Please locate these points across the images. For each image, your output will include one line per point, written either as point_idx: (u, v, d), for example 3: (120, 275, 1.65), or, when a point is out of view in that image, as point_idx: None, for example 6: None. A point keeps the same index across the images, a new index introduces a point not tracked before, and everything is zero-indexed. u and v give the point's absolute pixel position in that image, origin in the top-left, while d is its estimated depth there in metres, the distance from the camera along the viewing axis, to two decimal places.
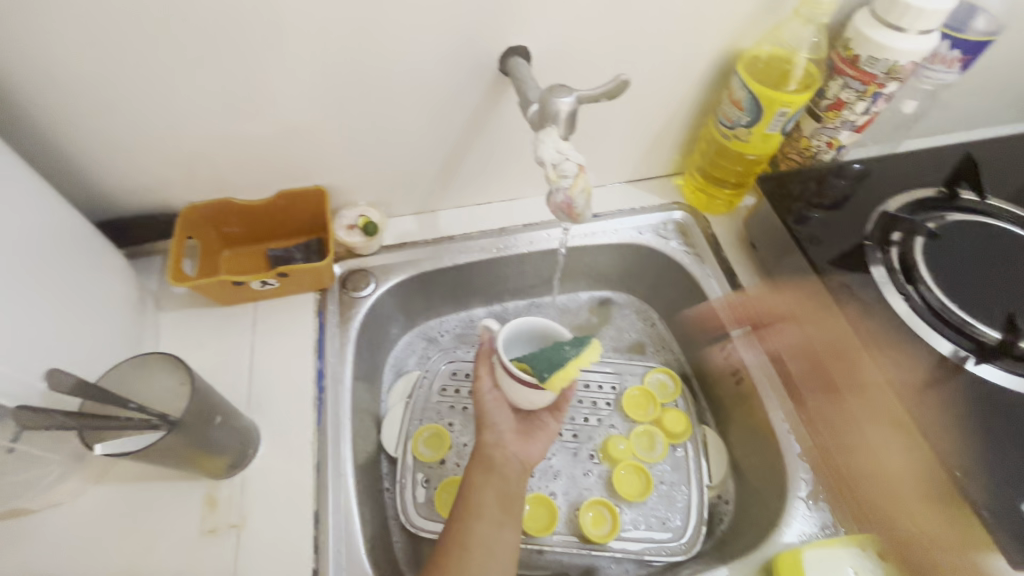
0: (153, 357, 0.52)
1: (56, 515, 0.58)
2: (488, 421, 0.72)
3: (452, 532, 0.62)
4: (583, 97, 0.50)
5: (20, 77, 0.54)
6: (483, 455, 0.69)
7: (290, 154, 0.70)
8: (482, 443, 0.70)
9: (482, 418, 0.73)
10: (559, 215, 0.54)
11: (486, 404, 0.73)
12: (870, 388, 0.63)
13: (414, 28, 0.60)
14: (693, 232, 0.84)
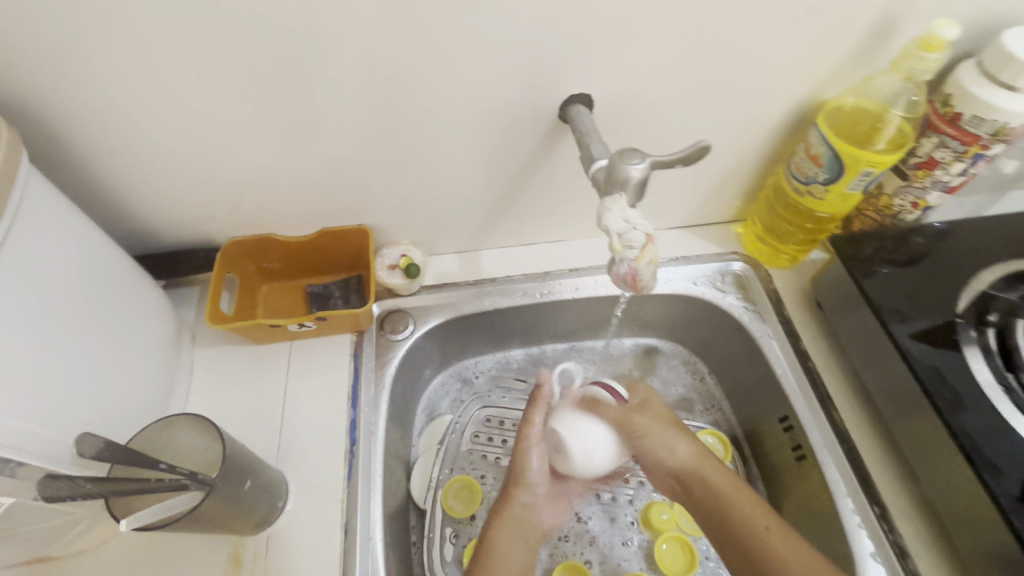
0: (180, 416, 0.51)
1: (83, 562, 0.56)
2: (526, 476, 0.66)
3: None
4: (656, 162, 0.45)
5: (76, 116, 0.53)
6: (510, 514, 0.64)
7: (336, 192, 0.68)
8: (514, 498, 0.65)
9: (518, 471, 0.66)
10: (620, 285, 0.49)
11: (530, 456, 0.66)
12: (950, 482, 0.57)
13: (474, 73, 0.57)
14: (753, 286, 0.78)
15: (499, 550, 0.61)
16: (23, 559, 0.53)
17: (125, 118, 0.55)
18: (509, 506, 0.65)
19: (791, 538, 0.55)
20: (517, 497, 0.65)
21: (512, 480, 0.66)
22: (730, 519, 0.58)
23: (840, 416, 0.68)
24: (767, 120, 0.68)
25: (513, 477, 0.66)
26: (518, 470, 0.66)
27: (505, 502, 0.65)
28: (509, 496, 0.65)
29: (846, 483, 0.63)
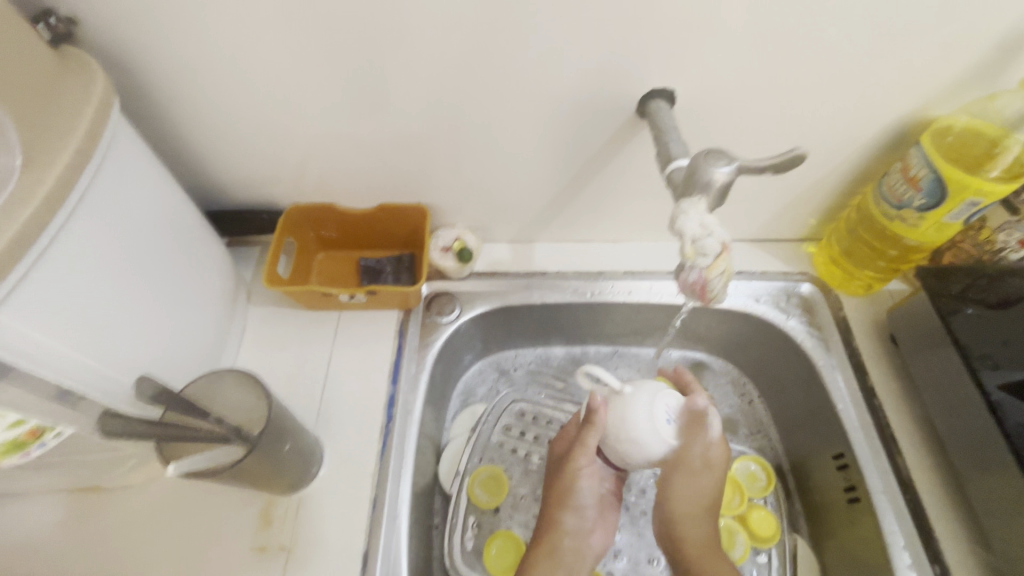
0: (230, 374, 0.52)
1: (125, 497, 0.58)
2: (574, 499, 0.65)
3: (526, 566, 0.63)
4: (743, 167, 0.42)
5: (168, 70, 0.55)
6: (553, 545, 0.64)
7: (400, 168, 0.68)
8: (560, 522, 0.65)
9: (564, 492, 0.65)
10: (687, 295, 0.46)
11: (577, 479, 0.65)
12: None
13: (554, 57, 0.55)
14: (819, 311, 0.73)
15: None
16: (79, 483, 0.57)
17: (212, 75, 0.55)
18: (560, 520, 0.65)
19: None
20: (565, 524, 0.65)
21: (556, 501, 0.66)
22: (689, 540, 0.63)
23: (906, 462, 0.63)
24: (864, 134, 0.63)
25: (562, 493, 0.65)
26: (567, 493, 0.65)
27: (551, 530, 0.65)
28: (556, 525, 0.65)
29: (904, 536, 0.59)
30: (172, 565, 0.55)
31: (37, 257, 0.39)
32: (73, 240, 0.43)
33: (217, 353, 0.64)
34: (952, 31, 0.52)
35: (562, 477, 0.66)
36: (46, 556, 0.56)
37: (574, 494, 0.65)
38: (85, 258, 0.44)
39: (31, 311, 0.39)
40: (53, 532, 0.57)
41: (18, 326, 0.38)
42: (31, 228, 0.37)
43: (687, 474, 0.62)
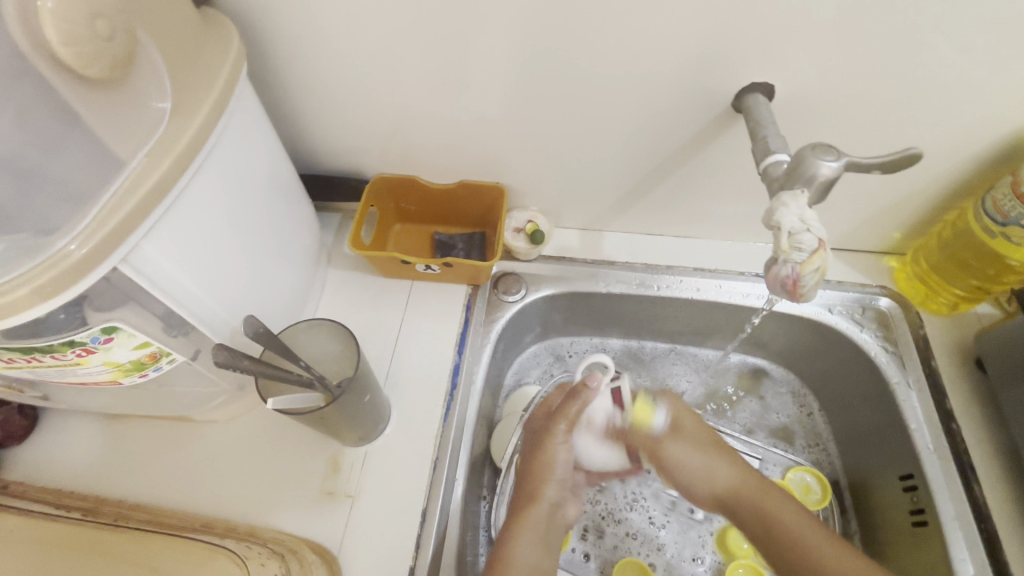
0: (316, 324, 0.56)
1: (207, 433, 0.63)
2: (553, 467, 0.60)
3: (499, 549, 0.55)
4: (852, 163, 0.42)
5: (284, 39, 0.58)
6: (535, 514, 0.58)
7: (483, 148, 0.70)
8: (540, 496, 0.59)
9: (540, 458, 0.60)
10: (777, 290, 0.46)
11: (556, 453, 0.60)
12: None
13: (656, 47, 0.55)
14: (898, 327, 0.71)
15: (514, 552, 0.55)
16: (170, 414, 0.62)
17: (322, 45, 0.59)
18: (540, 489, 0.59)
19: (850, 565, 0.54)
20: (544, 495, 0.59)
21: (531, 467, 0.60)
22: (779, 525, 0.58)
23: (982, 490, 0.60)
24: (969, 146, 0.60)
25: (540, 462, 0.59)
26: (540, 467, 0.59)
27: (530, 495, 0.59)
28: (535, 493, 0.59)
29: (974, 565, 0.57)
30: (248, 498, 0.59)
31: (173, 201, 0.42)
32: (202, 185, 0.46)
33: (301, 309, 0.68)
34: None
35: (539, 444, 0.60)
36: (135, 476, 0.60)
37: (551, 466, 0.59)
38: (209, 202, 0.47)
39: (168, 244, 0.43)
40: (142, 455, 0.61)
41: (156, 257, 0.42)
42: (172, 172, 0.41)
43: (709, 442, 0.64)
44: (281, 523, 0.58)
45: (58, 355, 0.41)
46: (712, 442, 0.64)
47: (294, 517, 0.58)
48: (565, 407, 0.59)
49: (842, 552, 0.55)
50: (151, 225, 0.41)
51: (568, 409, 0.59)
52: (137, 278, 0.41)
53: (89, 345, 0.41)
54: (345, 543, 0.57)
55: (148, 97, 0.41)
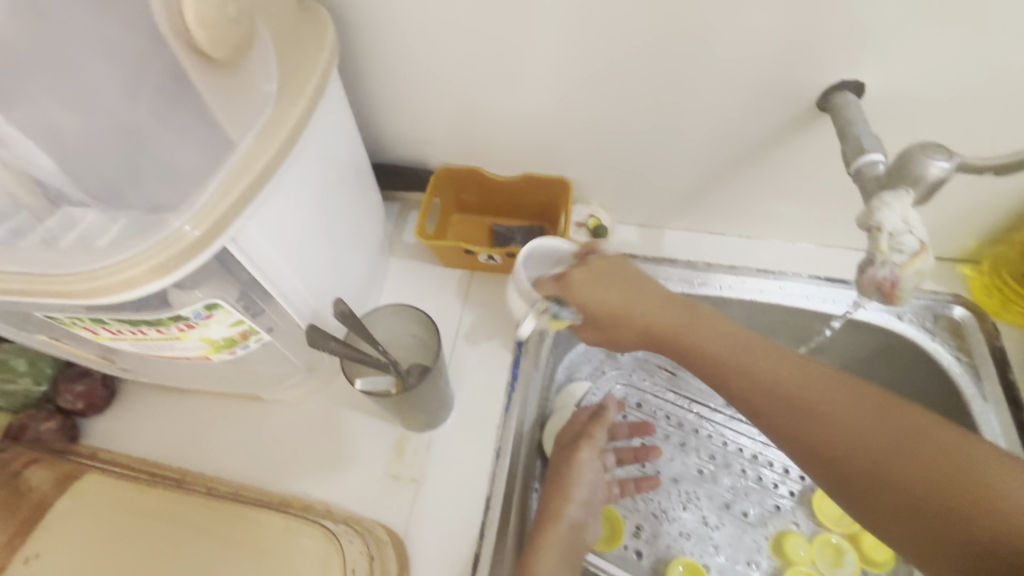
0: (393, 309, 0.57)
1: (276, 412, 0.64)
2: (575, 480, 0.63)
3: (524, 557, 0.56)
4: (965, 164, 0.41)
5: (367, 26, 0.59)
6: (558, 528, 0.59)
7: (551, 141, 0.70)
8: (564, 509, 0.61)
9: (568, 475, 0.64)
10: (871, 293, 0.44)
11: (579, 466, 0.64)
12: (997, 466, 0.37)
13: (744, 41, 0.54)
14: (973, 337, 0.68)
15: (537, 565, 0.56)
16: (242, 391, 0.63)
17: (404, 34, 0.59)
18: (558, 505, 0.61)
19: (929, 426, 0.40)
20: (566, 512, 0.61)
21: (560, 481, 0.63)
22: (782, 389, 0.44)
23: None
24: None
25: (564, 478, 0.63)
26: (569, 479, 0.63)
27: (552, 509, 0.61)
28: (556, 508, 0.61)
29: None
30: (317, 477, 0.61)
31: (277, 182, 0.43)
32: (298, 168, 0.47)
33: (367, 295, 0.69)
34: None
35: (566, 464, 0.64)
36: (209, 450, 0.62)
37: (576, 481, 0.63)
38: (302, 185, 0.48)
39: (268, 225, 0.44)
40: (216, 429, 0.63)
41: (258, 237, 0.43)
42: (280, 154, 0.42)
43: (630, 278, 0.54)
44: (349, 503, 0.59)
45: (162, 328, 0.43)
46: (633, 282, 0.53)
47: (360, 498, 0.59)
48: (592, 427, 0.67)
49: (804, 369, 0.44)
50: (258, 206, 0.42)
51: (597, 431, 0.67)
52: (240, 255, 0.42)
53: (191, 320, 0.43)
54: (411, 526, 0.58)
55: (257, 80, 0.42)
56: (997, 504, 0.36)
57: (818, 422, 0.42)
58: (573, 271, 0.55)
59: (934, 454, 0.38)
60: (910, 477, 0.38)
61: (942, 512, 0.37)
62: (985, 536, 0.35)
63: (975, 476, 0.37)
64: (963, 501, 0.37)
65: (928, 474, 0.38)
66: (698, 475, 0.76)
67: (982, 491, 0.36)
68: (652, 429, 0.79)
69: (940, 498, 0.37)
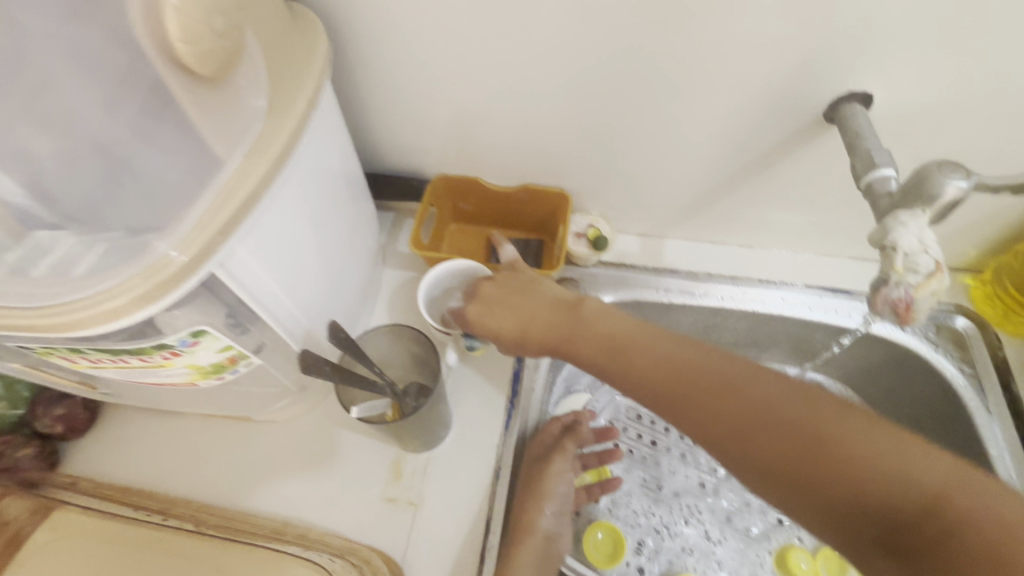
0: (390, 330, 0.56)
1: (268, 433, 0.62)
2: (547, 491, 0.61)
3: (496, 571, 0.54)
4: (982, 183, 0.39)
5: (360, 33, 0.56)
6: (531, 539, 0.57)
7: (550, 151, 0.68)
8: (533, 519, 0.59)
9: (539, 487, 0.61)
10: (884, 313, 0.43)
11: (553, 477, 0.62)
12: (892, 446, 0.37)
13: (750, 52, 0.52)
14: (975, 348, 0.68)
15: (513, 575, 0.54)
16: (232, 413, 0.61)
17: (400, 41, 0.57)
18: (532, 516, 0.59)
19: (790, 401, 0.40)
20: (540, 523, 0.59)
21: (534, 491, 0.61)
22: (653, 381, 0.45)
23: None
24: None
25: (536, 489, 0.61)
26: (541, 491, 0.61)
27: (525, 520, 0.59)
28: (530, 519, 0.59)
29: None
30: (311, 501, 0.58)
31: (268, 202, 0.41)
32: (289, 187, 0.45)
33: (360, 311, 0.67)
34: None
35: (539, 474, 0.62)
36: (199, 475, 0.60)
37: (550, 492, 0.61)
38: (294, 203, 0.46)
39: (259, 248, 0.42)
40: (203, 452, 0.61)
41: (248, 261, 0.41)
42: (271, 172, 0.40)
43: (519, 287, 0.58)
44: (344, 529, 0.57)
45: (145, 357, 0.41)
46: (522, 293, 0.57)
47: (356, 522, 0.57)
48: (564, 440, 0.65)
49: (687, 351, 0.45)
50: (247, 229, 0.39)
51: (569, 444, 0.65)
52: (229, 281, 0.40)
53: (177, 348, 0.41)
54: (409, 551, 0.56)
55: (245, 95, 0.40)
56: (848, 462, 0.37)
57: (695, 404, 0.43)
58: (479, 292, 0.59)
59: (790, 421, 0.40)
60: (767, 455, 0.40)
61: (802, 476, 0.38)
62: (872, 505, 0.36)
63: (871, 475, 0.36)
64: (819, 464, 0.38)
65: (780, 451, 0.39)
66: (699, 488, 0.75)
67: (845, 473, 0.37)
68: (652, 441, 0.78)
69: (794, 462, 0.39)
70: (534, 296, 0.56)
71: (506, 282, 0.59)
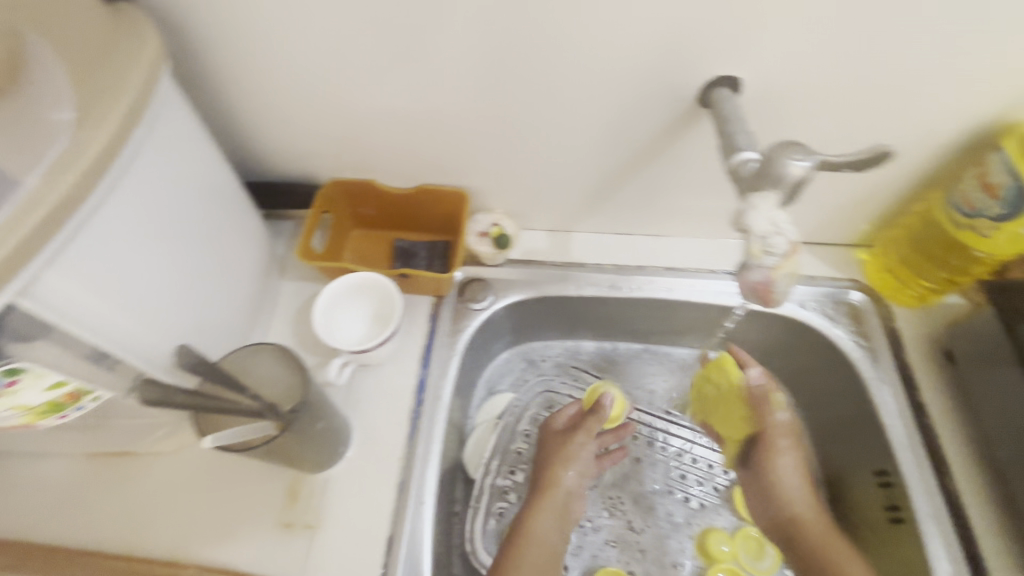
0: (264, 347, 0.52)
1: (153, 465, 0.58)
2: (564, 462, 0.68)
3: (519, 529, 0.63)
4: (825, 162, 0.40)
5: (209, 32, 0.52)
6: (549, 496, 0.66)
7: (441, 150, 0.65)
8: (558, 481, 0.67)
9: (557, 458, 0.68)
10: (750, 295, 0.45)
11: (569, 448, 0.69)
12: None
13: (616, 42, 0.51)
14: (869, 322, 0.70)
15: (531, 529, 0.63)
16: (109, 448, 0.57)
17: (255, 41, 0.53)
18: (552, 479, 0.67)
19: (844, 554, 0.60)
20: (562, 482, 0.67)
21: (554, 462, 0.68)
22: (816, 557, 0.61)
23: (956, 484, 0.59)
24: (937, 136, 0.58)
25: (559, 460, 0.68)
26: (563, 458, 0.68)
27: (546, 486, 0.66)
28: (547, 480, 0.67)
29: (951, 562, 0.56)
30: (200, 535, 0.55)
31: (80, 222, 0.37)
32: (116, 204, 0.41)
33: (249, 328, 0.63)
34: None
35: (563, 443, 0.70)
36: (76, 516, 0.56)
37: (573, 459, 0.68)
38: (127, 222, 0.43)
39: (78, 272, 0.39)
40: (80, 492, 0.57)
41: (64, 288, 0.38)
42: (76, 189, 0.36)
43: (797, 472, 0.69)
44: (237, 560, 0.54)
45: None
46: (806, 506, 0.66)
47: (249, 552, 0.54)
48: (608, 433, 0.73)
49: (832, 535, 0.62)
50: (50, 256, 0.36)
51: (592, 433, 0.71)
52: (37, 310, 0.37)
53: None
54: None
55: (46, 109, 0.38)
56: None
57: None
58: (789, 449, 0.68)
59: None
60: None
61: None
62: None
63: None
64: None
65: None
66: (622, 479, 0.74)
67: None
68: None
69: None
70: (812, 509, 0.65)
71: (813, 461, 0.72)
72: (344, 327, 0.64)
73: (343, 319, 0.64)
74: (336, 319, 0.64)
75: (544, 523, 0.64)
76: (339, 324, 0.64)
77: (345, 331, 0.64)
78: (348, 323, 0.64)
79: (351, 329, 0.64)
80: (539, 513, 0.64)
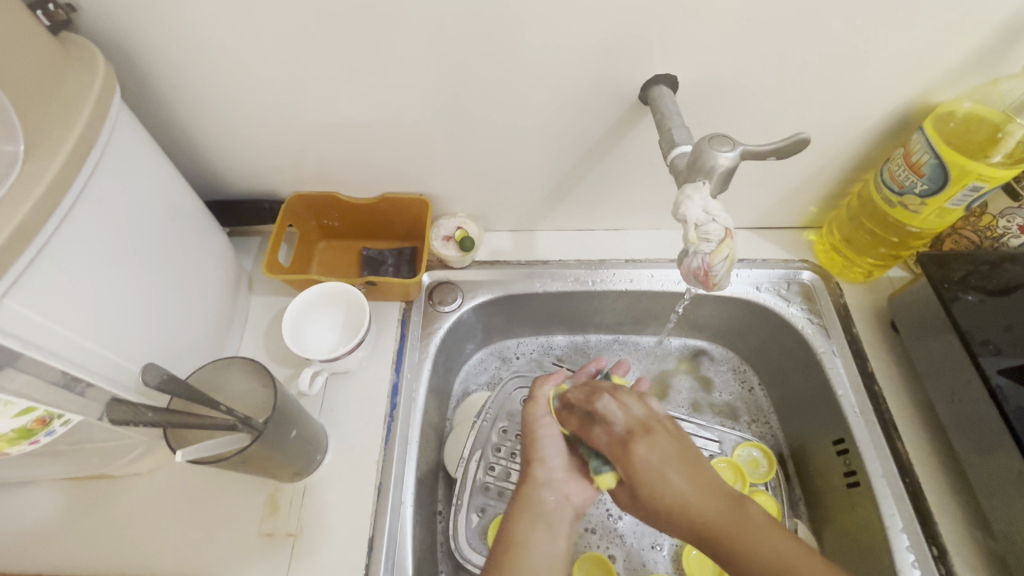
0: (237, 361, 0.53)
1: (133, 486, 0.59)
2: (539, 452, 0.58)
3: (505, 525, 0.54)
4: (747, 152, 0.44)
5: (159, 57, 0.53)
6: (530, 495, 0.55)
7: (399, 161, 0.67)
8: (531, 479, 0.56)
9: (529, 451, 0.58)
10: (691, 280, 0.48)
11: (538, 437, 0.58)
12: None
13: (555, 49, 0.53)
14: (821, 299, 0.73)
15: (523, 537, 0.52)
16: (85, 473, 0.57)
17: (205, 64, 0.54)
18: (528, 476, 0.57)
19: (750, 538, 0.43)
20: (536, 477, 0.57)
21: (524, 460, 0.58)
22: (731, 543, 0.43)
23: (905, 446, 0.63)
24: (865, 121, 0.62)
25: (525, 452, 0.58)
26: (532, 440, 0.58)
27: (525, 483, 0.57)
28: (526, 476, 0.57)
29: (903, 519, 0.59)
30: (183, 550, 0.56)
31: (40, 247, 0.40)
32: (73, 232, 0.42)
33: (220, 344, 0.64)
34: (966, 10, 0.50)
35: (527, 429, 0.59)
36: (55, 544, 0.56)
37: (541, 446, 0.58)
38: (88, 247, 0.44)
39: (42, 298, 0.40)
40: (59, 519, 0.57)
41: (24, 314, 0.39)
42: (35, 215, 0.38)
43: (685, 455, 0.49)
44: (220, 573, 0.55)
45: None
46: (654, 484, 0.48)
47: (231, 564, 0.55)
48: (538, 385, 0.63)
49: (726, 506, 0.45)
50: (9, 282, 0.37)
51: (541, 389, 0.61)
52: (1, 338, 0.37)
53: None
54: None
55: None
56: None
57: (744, 560, 0.42)
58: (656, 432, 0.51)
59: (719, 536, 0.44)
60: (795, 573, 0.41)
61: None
62: None
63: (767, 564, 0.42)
64: None
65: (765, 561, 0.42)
66: None
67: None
68: None
69: None
70: (675, 449, 0.50)
71: (678, 434, 0.51)
72: (314, 338, 0.65)
73: (314, 331, 0.65)
74: (305, 331, 0.65)
75: (530, 527, 0.53)
76: (309, 336, 0.65)
77: (315, 343, 0.65)
78: (320, 335, 0.65)
79: (322, 339, 0.65)
80: (520, 508, 0.55)
